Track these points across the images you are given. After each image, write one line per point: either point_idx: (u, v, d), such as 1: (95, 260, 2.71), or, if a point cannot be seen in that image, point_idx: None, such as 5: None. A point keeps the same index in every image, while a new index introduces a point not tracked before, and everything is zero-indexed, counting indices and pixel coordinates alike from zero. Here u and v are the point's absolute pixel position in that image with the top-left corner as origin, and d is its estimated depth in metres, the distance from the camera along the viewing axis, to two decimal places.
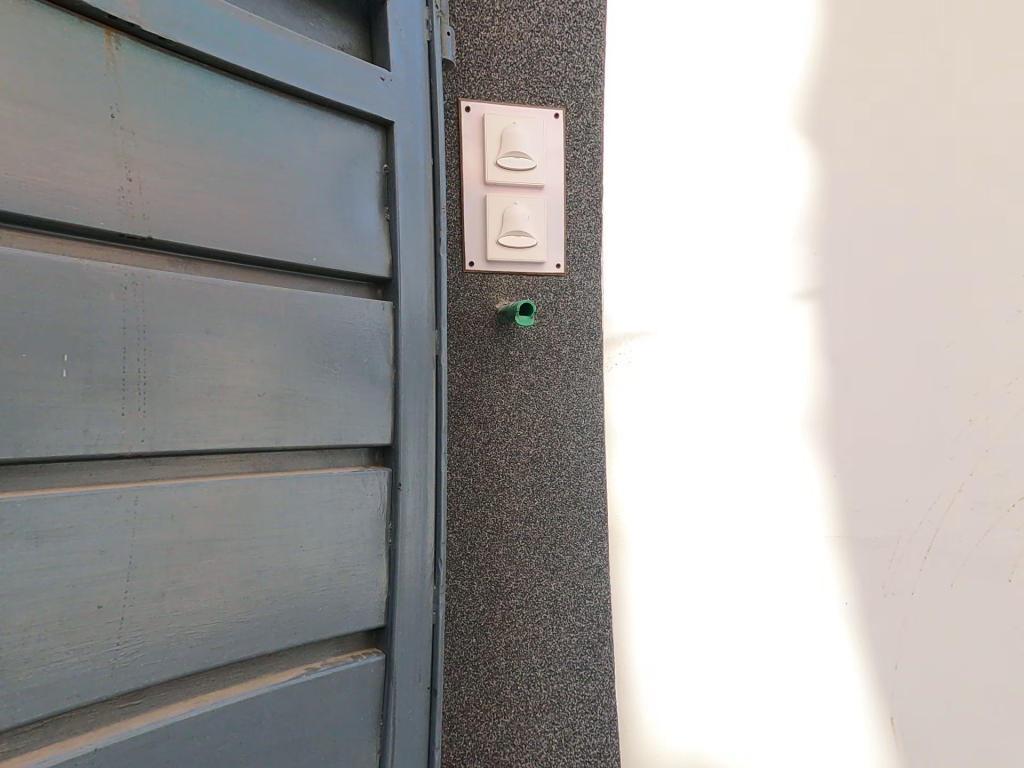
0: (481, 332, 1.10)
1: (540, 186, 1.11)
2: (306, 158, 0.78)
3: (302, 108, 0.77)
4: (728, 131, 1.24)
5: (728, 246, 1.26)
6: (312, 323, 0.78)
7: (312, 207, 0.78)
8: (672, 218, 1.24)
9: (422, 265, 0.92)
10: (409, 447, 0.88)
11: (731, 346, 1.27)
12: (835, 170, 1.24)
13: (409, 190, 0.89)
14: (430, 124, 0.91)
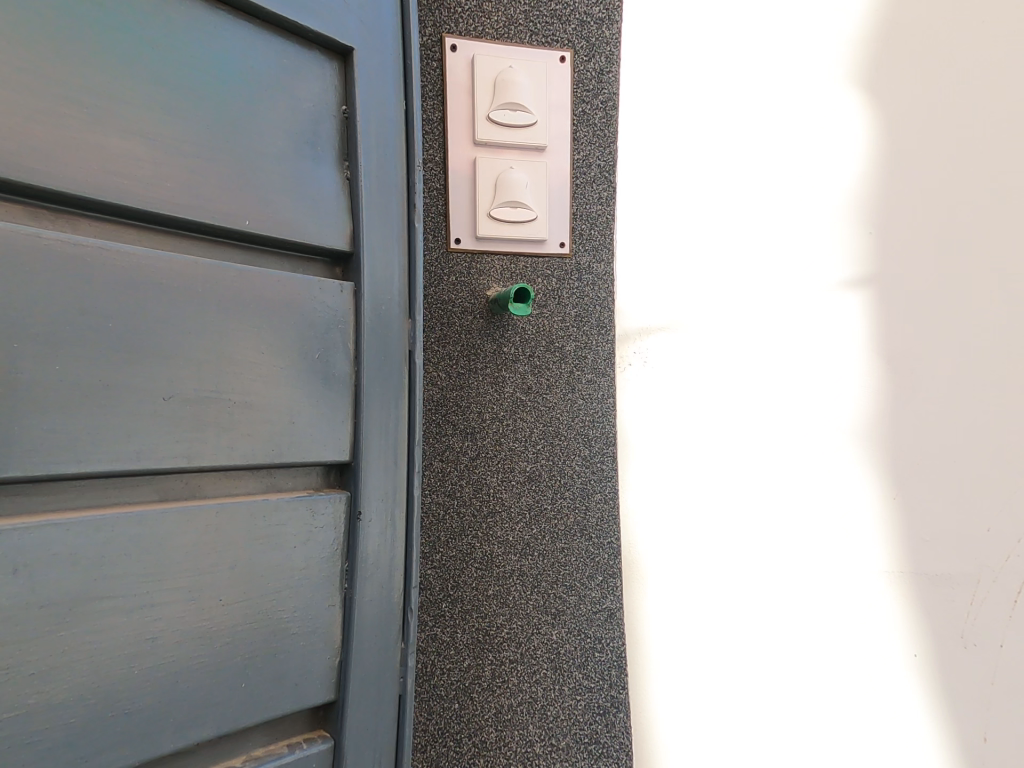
0: (468, 324, 0.92)
1: (541, 147, 0.94)
2: (234, 88, 0.60)
3: (228, 20, 0.59)
4: (770, 101, 1.07)
5: (772, 238, 1.10)
6: (245, 308, 0.61)
7: (243, 153, 0.60)
8: (698, 194, 1.07)
9: (391, 235, 0.73)
10: (371, 465, 0.70)
11: (770, 346, 1.11)
12: (890, 145, 1.09)
13: (374, 137, 0.71)
14: (401, 55, 0.74)
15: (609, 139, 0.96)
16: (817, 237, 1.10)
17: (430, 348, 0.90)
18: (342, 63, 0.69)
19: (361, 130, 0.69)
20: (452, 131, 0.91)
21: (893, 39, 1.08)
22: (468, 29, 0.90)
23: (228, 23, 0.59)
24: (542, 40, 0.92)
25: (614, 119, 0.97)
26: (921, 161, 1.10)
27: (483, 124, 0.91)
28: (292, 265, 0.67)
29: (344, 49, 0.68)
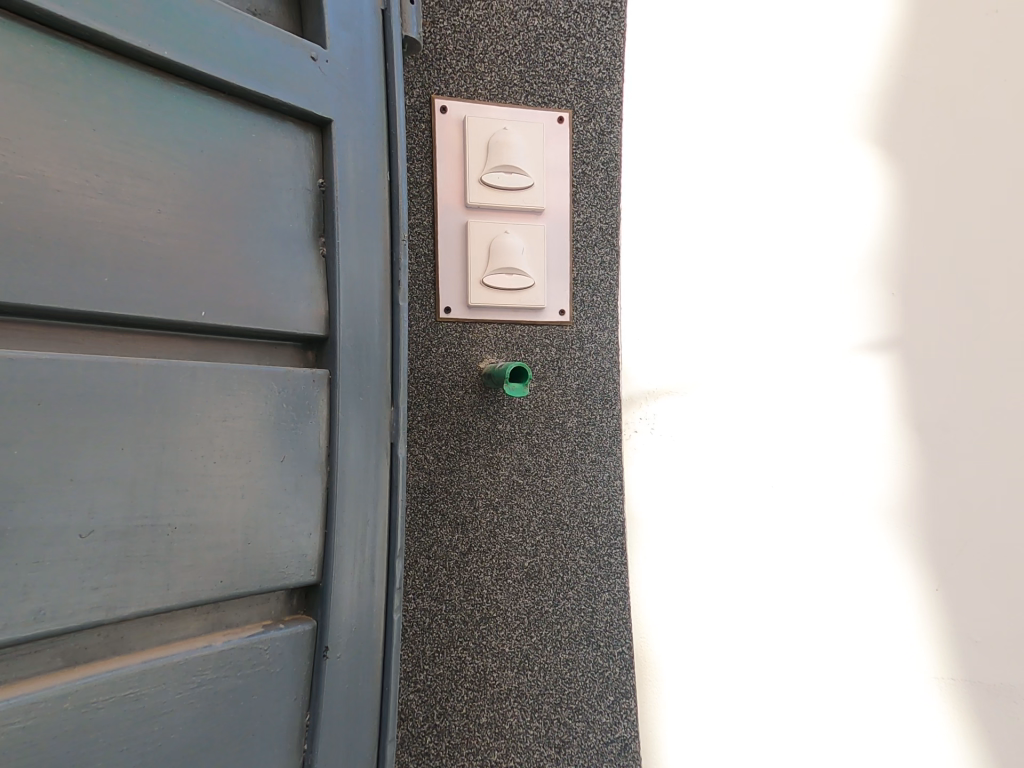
0: (459, 400, 0.83)
1: (538, 210, 0.88)
2: (191, 168, 0.52)
3: (187, 90, 0.52)
4: (772, 155, 1.03)
5: (783, 291, 1.04)
6: (192, 413, 0.51)
7: (198, 237, 0.52)
8: (705, 253, 1.01)
9: (372, 318, 0.65)
10: (344, 582, 0.60)
11: (785, 417, 1.03)
12: (900, 210, 1.06)
13: (354, 213, 0.64)
14: (385, 125, 0.68)
15: (611, 201, 0.91)
16: (825, 290, 1.05)
17: (417, 428, 0.80)
18: (320, 133, 0.63)
19: (339, 205, 0.62)
20: (442, 194, 0.85)
21: (899, 100, 1.05)
22: (460, 90, 0.85)
23: (187, 94, 0.52)
24: (539, 101, 0.88)
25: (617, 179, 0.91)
26: (931, 221, 1.07)
27: (476, 187, 0.85)
28: (254, 355, 0.58)
29: (322, 119, 0.62)
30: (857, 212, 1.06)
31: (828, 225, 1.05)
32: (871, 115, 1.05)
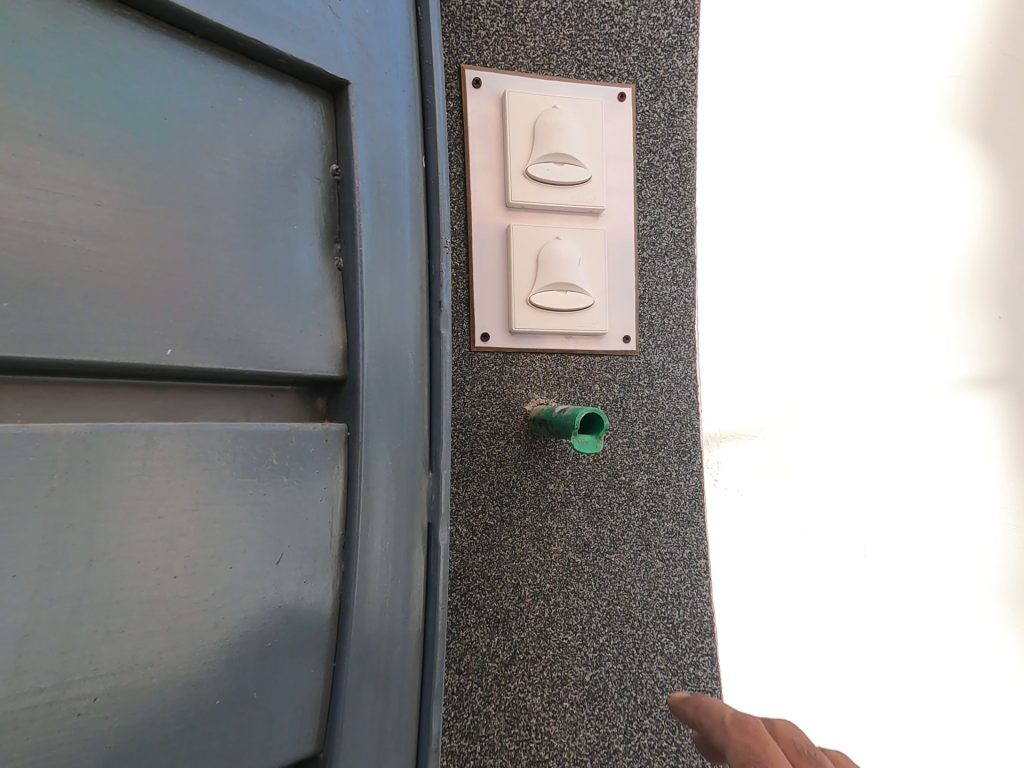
0: (501, 456, 0.65)
1: (596, 211, 0.71)
2: (150, 139, 0.34)
3: (140, 21, 0.34)
4: (856, 154, 0.87)
5: (870, 321, 0.90)
6: (148, 502, 0.33)
7: (154, 239, 0.34)
8: (784, 268, 0.85)
9: (404, 354, 0.47)
10: (370, 619, 0.43)
11: (873, 470, 0.91)
12: (998, 229, 0.94)
13: (381, 211, 0.46)
14: (418, 91, 0.51)
15: (681, 202, 0.75)
16: (914, 317, 0.92)
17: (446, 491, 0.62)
18: (333, 100, 0.45)
19: (360, 200, 0.45)
20: (477, 190, 0.68)
21: (997, 95, 0.91)
22: (498, 60, 0.69)
23: (138, 27, 0.34)
24: (595, 73, 0.72)
25: (689, 173, 0.76)
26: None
27: (519, 180, 0.68)
28: (233, 407, 0.40)
29: (336, 81, 0.44)
30: (949, 224, 0.92)
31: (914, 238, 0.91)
32: (967, 115, 0.91)
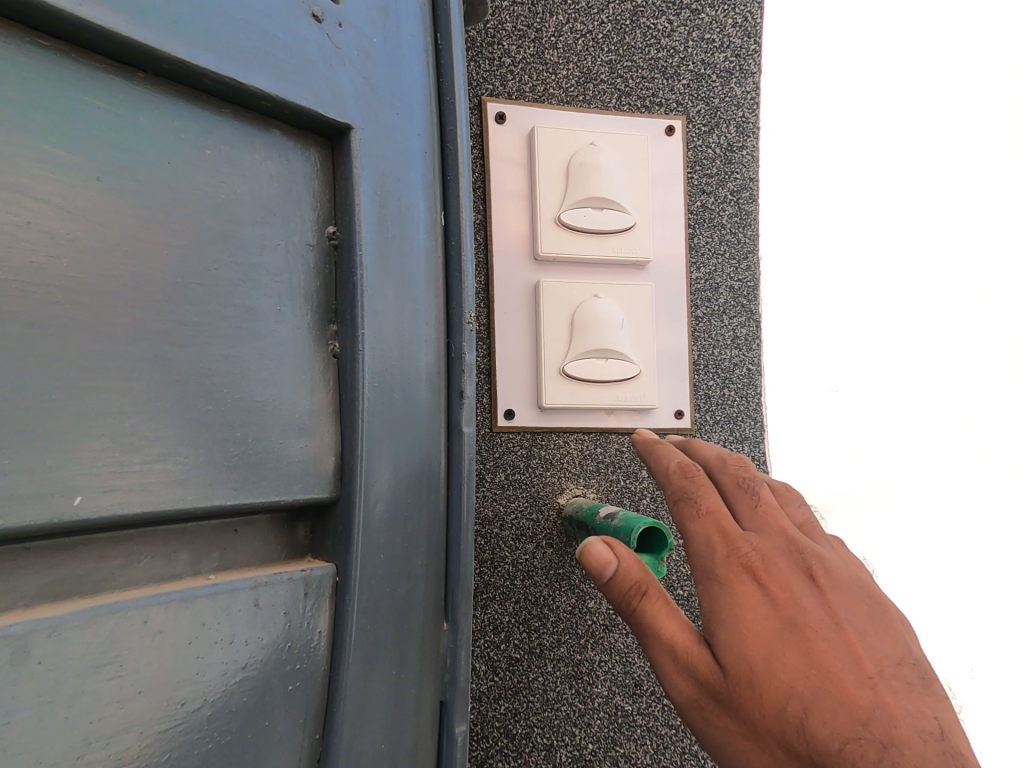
0: (526, 578, 0.59)
1: (639, 264, 0.62)
2: (85, 219, 0.28)
3: (76, 72, 0.28)
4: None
5: (959, 380, 0.77)
6: (14, 757, 0.24)
7: (92, 345, 0.27)
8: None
9: (415, 461, 0.39)
10: (365, 727, 0.34)
11: (964, 557, 0.78)
12: None
13: (391, 289, 0.38)
14: (436, 132, 0.42)
15: (741, 252, 0.66)
16: (1009, 381, 0.79)
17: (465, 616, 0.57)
18: (331, 149, 0.37)
19: (363, 277, 0.37)
20: (500, 244, 0.61)
21: None
22: (525, 91, 0.60)
23: (81, 74, 0.28)
24: (636, 105, 0.62)
25: (748, 217, 0.66)
26: None
27: (551, 230, 0.60)
28: (177, 554, 0.30)
29: (336, 129, 0.36)
30: None
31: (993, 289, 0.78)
32: None
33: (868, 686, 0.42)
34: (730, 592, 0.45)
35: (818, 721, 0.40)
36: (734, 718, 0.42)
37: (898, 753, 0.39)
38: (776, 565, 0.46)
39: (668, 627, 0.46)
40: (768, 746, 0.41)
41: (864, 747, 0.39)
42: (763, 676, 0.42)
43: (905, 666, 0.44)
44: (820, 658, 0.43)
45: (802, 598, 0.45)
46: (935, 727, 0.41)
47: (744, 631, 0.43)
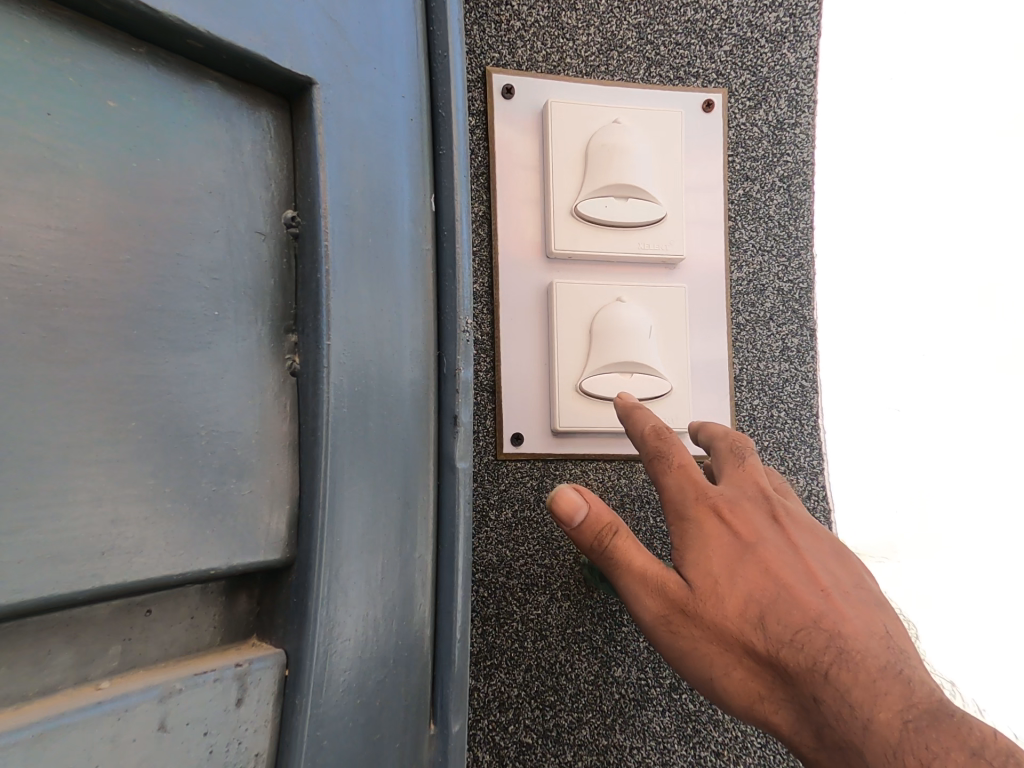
0: (538, 650, 0.54)
1: (671, 264, 0.55)
2: None
3: None
4: (953, 173, 0.64)
5: None
6: None
7: None
8: (915, 334, 0.64)
9: (398, 508, 0.31)
10: None
11: None
12: None
13: (367, 292, 0.30)
14: (427, 89, 0.33)
15: (791, 248, 0.61)
16: None
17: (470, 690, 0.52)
18: (288, 113, 0.28)
19: (330, 279, 0.28)
20: (506, 239, 0.53)
21: None
22: (537, 60, 0.54)
23: None
24: (671, 75, 0.56)
25: (798, 208, 0.61)
26: None
27: (567, 222, 0.52)
28: (55, 655, 0.22)
29: (292, 85, 0.27)
30: None
31: (995, 281, 0.64)
32: None
33: (821, 591, 0.41)
34: (693, 516, 0.43)
35: (774, 621, 0.39)
36: (697, 627, 0.40)
37: (847, 645, 0.38)
38: (742, 500, 0.44)
39: (639, 560, 0.42)
40: (729, 651, 0.40)
41: (815, 638, 0.39)
42: (722, 584, 0.41)
43: (857, 581, 0.44)
44: (778, 569, 0.42)
45: (771, 532, 0.43)
46: (883, 625, 0.41)
47: (705, 546, 0.42)
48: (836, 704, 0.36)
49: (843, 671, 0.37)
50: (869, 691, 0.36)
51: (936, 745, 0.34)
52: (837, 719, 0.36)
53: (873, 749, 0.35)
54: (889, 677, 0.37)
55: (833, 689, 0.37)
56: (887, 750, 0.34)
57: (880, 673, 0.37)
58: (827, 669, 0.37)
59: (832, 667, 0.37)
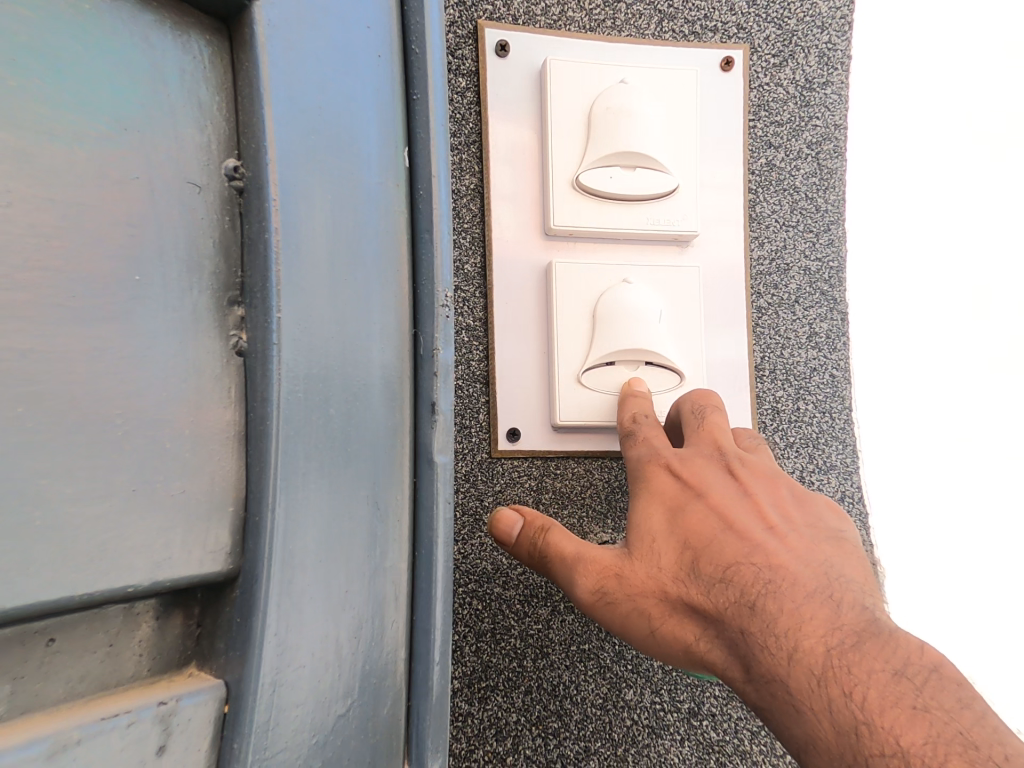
0: (540, 672, 0.49)
1: (686, 239, 0.50)
2: None
3: None
4: (958, 158, 0.58)
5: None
6: None
7: None
8: (944, 323, 0.58)
9: (363, 503, 0.26)
10: None
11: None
12: None
13: (324, 251, 0.25)
14: (400, 19, 0.28)
15: (820, 223, 0.55)
16: None
17: (463, 715, 0.48)
18: (228, 39, 0.24)
19: (279, 240, 0.24)
20: (501, 212, 0.49)
21: None
22: (536, 15, 0.50)
23: None
24: (685, 30, 0.52)
25: (828, 177, 0.55)
26: None
27: (566, 193, 0.47)
28: None
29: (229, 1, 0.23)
30: None
31: (992, 280, 0.59)
32: None
33: (763, 531, 0.40)
34: (643, 478, 0.43)
35: (709, 565, 0.38)
36: (634, 587, 0.39)
37: (780, 577, 0.37)
38: (693, 457, 0.43)
39: (570, 545, 0.41)
40: (666, 603, 0.38)
41: (746, 576, 0.37)
42: (659, 539, 0.40)
43: (806, 521, 0.42)
44: (723, 515, 0.40)
45: (717, 481, 0.42)
46: (827, 560, 0.39)
47: (646, 504, 0.41)
48: (762, 634, 0.35)
49: (771, 601, 0.36)
50: (794, 618, 0.35)
51: (859, 667, 0.33)
52: (763, 650, 0.35)
53: (796, 678, 0.34)
54: (815, 603, 0.36)
55: (759, 621, 0.36)
56: (810, 679, 0.33)
57: (806, 598, 0.36)
58: (754, 602, 0.36)
59: (758, 600, 0.36)
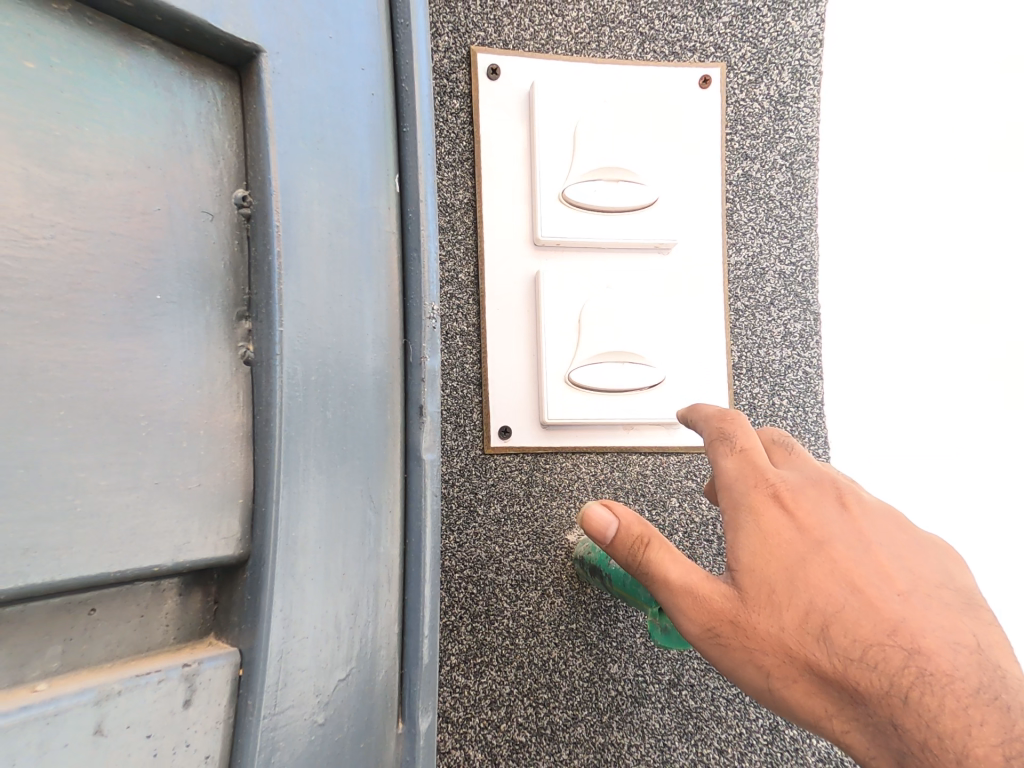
0: (530, 646, 0.53)
1: (665, 247, 0.53)
2: None
3: None
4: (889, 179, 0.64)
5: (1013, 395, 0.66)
6: None
7: None
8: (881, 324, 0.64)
9: (360, 494, 0.29)
10: None
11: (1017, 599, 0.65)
12: None
13: (323, 270, 0.28)
14: (388, 56, 0.32)
15: (794, 229, 0.58)
16: None
17: (459, 687, 0.51)
18: (238, 85, 0.27)
19: (282, 263, 0.27)
20: (490, 224, 0.52)
21: None
22: (525, 39, 0.52)
23: None
24: (665, 51, 0.54)
25: (802, 186, 0.58)
26: None
27: (552, 207, 0.50)
28: None
29: (236, 53, 0.26)
30: None
31: (989, 287, 0.66)
32: None
33: (897, 598, 0.38)
34: (755, 514, 0.40)
35: (841, 635, 0.36)
36: (752, 639, 0.38)
37: (928, 662, 0.35)
38: (808, 496, 0.41)
39: (675, 571, 0.40)
40: (790, 665, 0.37)
41: (892, 658, 0.35)
42: (780, 593, 0.38)
43: (938, 584, 0.39)
44: (848, 575, 0.38)
45: (838, 529, 0.40)
46: (978, 642, 0.36)
47: (761, 547, 0.39)
48: (921, 732, 0.33)
49: (925, 695, 0.34)
50: (960, 721, 0.33)
51: None
52: (924, 750, 0.33)
53: None
54: (981, 704, 0.34)
55: (914, 713, 0.34)
56: None
57: (969, 698, 0.34)
58: (907, 694, 0.34)
59: (911, 688, 0.34)
